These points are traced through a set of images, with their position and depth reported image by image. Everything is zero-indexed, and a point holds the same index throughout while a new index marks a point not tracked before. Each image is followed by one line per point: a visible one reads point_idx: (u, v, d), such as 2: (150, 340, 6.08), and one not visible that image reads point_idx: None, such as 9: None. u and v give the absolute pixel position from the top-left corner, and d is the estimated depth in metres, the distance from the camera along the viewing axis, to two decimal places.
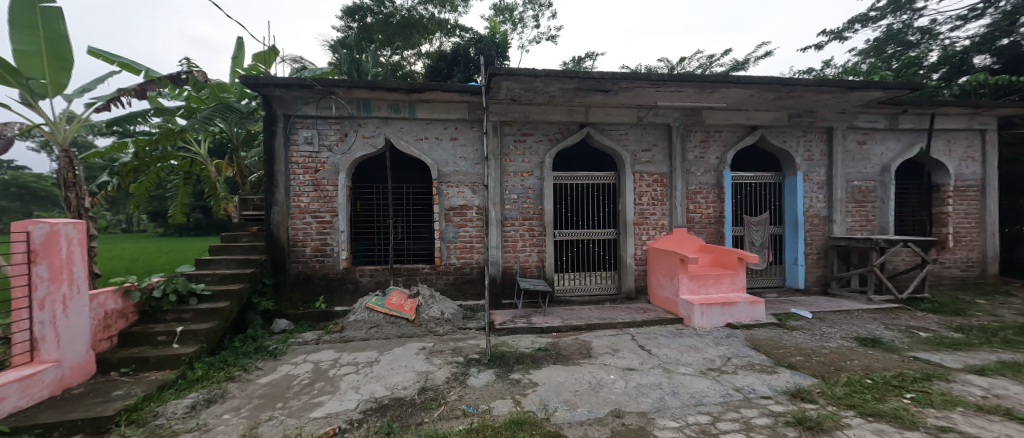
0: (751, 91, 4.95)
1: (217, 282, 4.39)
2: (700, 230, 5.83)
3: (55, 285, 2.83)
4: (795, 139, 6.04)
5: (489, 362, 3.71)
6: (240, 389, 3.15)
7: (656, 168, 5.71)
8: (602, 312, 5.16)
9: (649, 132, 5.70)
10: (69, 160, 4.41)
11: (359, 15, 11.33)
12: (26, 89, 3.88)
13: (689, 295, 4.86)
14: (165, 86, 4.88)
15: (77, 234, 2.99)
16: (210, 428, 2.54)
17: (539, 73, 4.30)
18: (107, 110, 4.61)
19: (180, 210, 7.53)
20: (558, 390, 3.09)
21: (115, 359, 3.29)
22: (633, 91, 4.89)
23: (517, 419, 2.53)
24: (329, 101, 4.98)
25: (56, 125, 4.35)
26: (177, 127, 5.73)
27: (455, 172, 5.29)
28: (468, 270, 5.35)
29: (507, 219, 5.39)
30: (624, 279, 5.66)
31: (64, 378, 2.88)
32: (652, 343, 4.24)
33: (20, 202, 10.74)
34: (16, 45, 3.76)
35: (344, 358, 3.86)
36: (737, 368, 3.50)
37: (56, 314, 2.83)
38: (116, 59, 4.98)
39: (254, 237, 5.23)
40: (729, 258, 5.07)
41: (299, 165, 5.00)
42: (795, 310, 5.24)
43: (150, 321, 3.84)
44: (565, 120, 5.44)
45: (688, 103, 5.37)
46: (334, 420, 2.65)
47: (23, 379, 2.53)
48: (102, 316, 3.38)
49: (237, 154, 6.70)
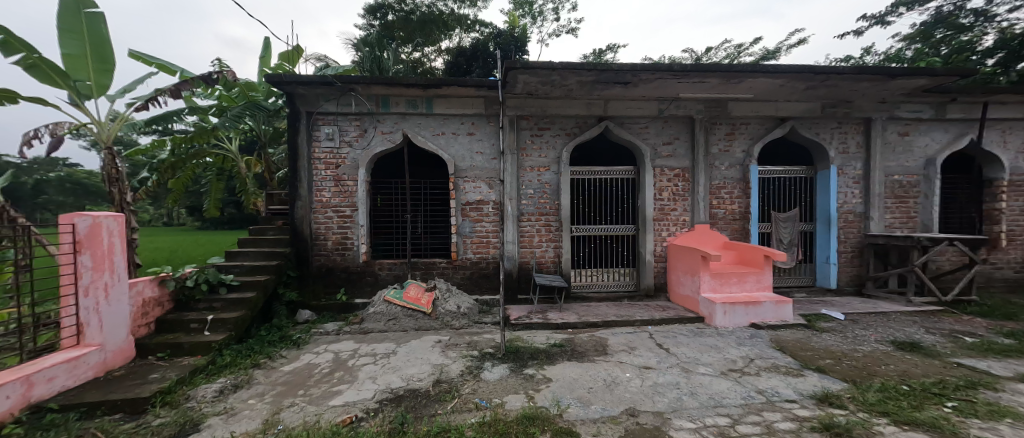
0: (780, 80, 4.69)
1: (245, 273, 4.57)
2: (724, 227, 5.62)
3: (98, 273, 3.06)
4: (829, 131, 5.69)
5: (504, 357, 3.74)
6: (265, 376, 3.33)
7: (678, 162, 5.53)
8: (619, 309, 5.07)
9: (670, 125, 5.52)
10: (112, 157, 4.71)
11: (381, 13, 11.42)
12: (74, 90, 4.15)
13: (711, 294, 4.70)
14: (197, 86, 5.11)
15: (117, 227, 3.19)
16: (235, 413, 2.72)
17: (556, 66, 4.23)
18: (146, 110, 4.88)
19: (214, 205, 7.85)
20: (571, 387, 3.07)
21: (152, 345, 3.51)
22: (654, 83, 4.73)
23: (529, 414, 2.55)
24: (349, 98, 5.07)
25: (102, 124, 4.63)
26: (209, 125, 5.97)
27: (472, 167, 5.29)
28: (484, 264, 5.36)
29: (523, 214, 5.35)
30: (643, 276, 5.53)
31: (106, 361, 3.13)
32: (671, 342, 4.14)
33: (74, 197, 11.46)
34: (63, 49, 4.01)
35: (363, 348, 3.97)
36: (760, 370, 3.37)
37: (99, 300, 3.07)
38: (153, 61, 5.22)
39: (279, 230, 5.34)
40: (754, 255, 4.86)
41: (321, 161, 5.13)
42: (825, 311, 4.98)
43: (183, 309, 4.04)
44: (584, 114, 5.33)
45: (712, 94, 5.13)
46: (351, 408, 2.76)
47: (70, 360, 2.81)
48: (141, 303, 3.61)
49: (265, 150, 6.90)
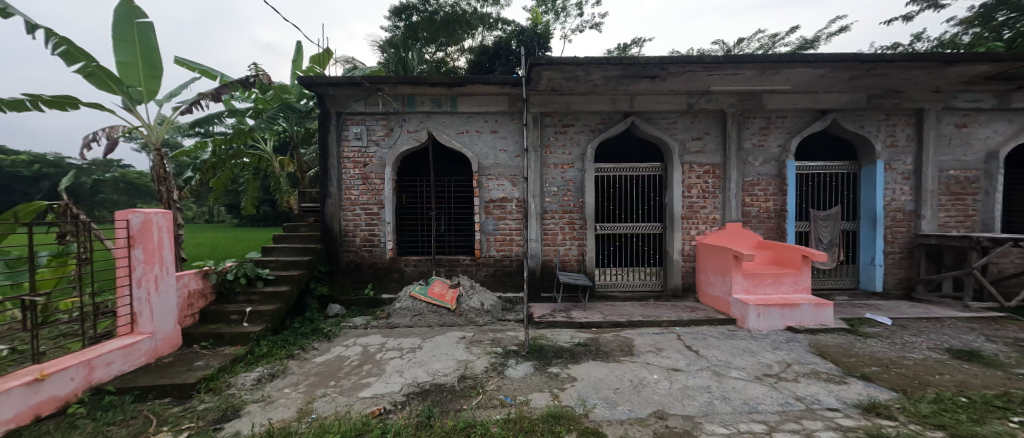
0: (821, 70, 4.42)
1: (280, 267, 4.77)
2: (758, 225, 5.37)
3: (149, 266, 3.29)
4: (876, 123, 5.32)
5: (528, 354, 3.73)
6: (299, 366, 3.47)
7: (708, 158, 5.32)
8: (646, 309, 4.95)
9: (700, 120, 5.31)
10: (160, 158, 5.04)
11: (405, 14, 11.65)
12: (127, 96, 4.47)
13: (744, 295, 4.51)
14: (236, 90, 5.37)
15: (166, 223, 3.43)
16: (273, 400, 2.85)
17: (581, 61, 4.16)
18: (190, 113, 5.18)
19: (250, 202, 8.22)
20: (597, 387, 3.02)
21: (197, 334, 3.74)
22: (684, 76, 4.56)
23: (555, 413, 2.53)
24: (376, 98, 5.19)
25: (151, 127, 4.94)
26: (246, 127, 6.25)
27: (496, 165, 5.30)
28: (508, 262, 5.36)
29: (546, 212, 5.31)
30: (671, 276, 5.37)
31: (156, 348, 3.38)
32: (700, 344, 4.00)
33: (127, 196, 12.30)
34: (118, 57, 4.30)
35: (390, 343, 4.07)
36: (798, 376, 3.20)
37: (150, 291, 3.31)
38: (197, 67, 5.53)
39: (311, 227, 5.55)
40: (792, 255, 4.62)
41: (350, 159, 5.28)
42: (871, 315, 4.66)
43: (225, 301, 4.27)
44: (609, 110, 5.22)
45: (747, 86, 4.90)
46: (380, 400, 2.83)
47: (126, 347, 3.06)
48: (187, 295, 3.84)
49: (297, 151, 7.16)
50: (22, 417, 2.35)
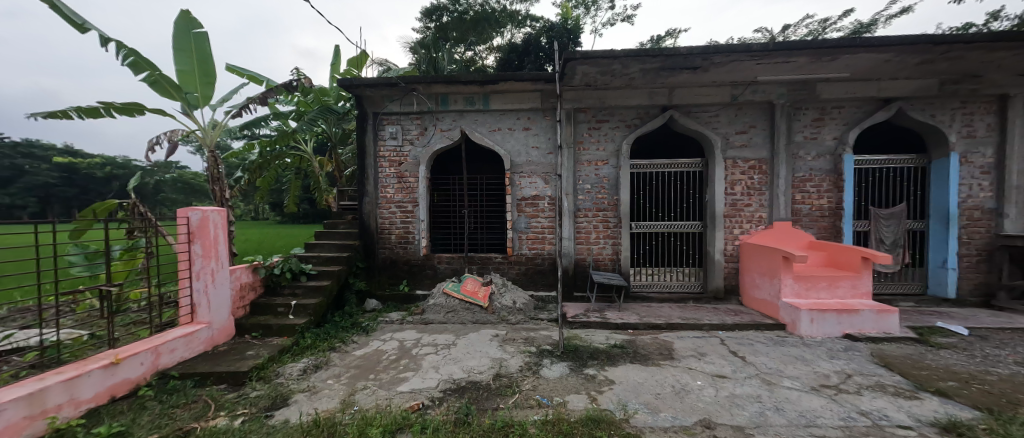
0: (885, 55, 4.04)
1: (322, 263, 4.97)
2: (809, 225, 5.00)
3: (206, 261, 3.52)
4: (949, 111, 4.80)
5: (562, 355, 3.66)
6: (340, 358, 3.59)
7: (754, 153, 5.01)
8: (685, 311, 4.74)
9: (745, 112, 5.01)
10: (214, 159, 5.40)
11: (436, 15, 11.85)
12: (186, 102, 4.76)
13: (794, 299, 4.21)
14: (280, 93, 5.63)
15: (221, 219, 3.63)
16: (317, 391, 2.96)
17: (617, 54, 4.03)
18: (240, 117, 5.49)
19: (293, 200, 8.63)
20: (637, 391, 2.91)
21: (248, 325, 3.95)
22: (728, 66, 4.31)
23: (594, 416, 2.45)
24: (411, 98, 5.28)
25: (206, 130, 5.28)
26: (289, 128, 6.55)
27: (528, 163, 5.25)
28: (540, 260, 5.30)
29: (579, 210, 5.20)
30: (711, 277, 5.12)
31: (213, 337, 3.60)
32: (747, 349, 3.77)
33: (185, 195, 13.36)
34: (178, 66, 4.63)
35: (425, 338, 4.12)
36: (861, 388, 2.93)
37: (207, 283, 3.55)
38: (245, 73, 5.85)
39: (349, 224, 5.74)
40: (850, 257, 4.27)
41: (386, 159, 5.41)
42: (942, 323, 4.22)
43: (272, 294, 4.50)
44: (646, 104, 5.03)
45: (798, 75, 4.56)
46: (418, 395, 2.87)
47: (187, 335, 3.29)
48: (239, 287, 4.07)
49: (335, 151, 7.43)
50: (101, 397, 2.57)
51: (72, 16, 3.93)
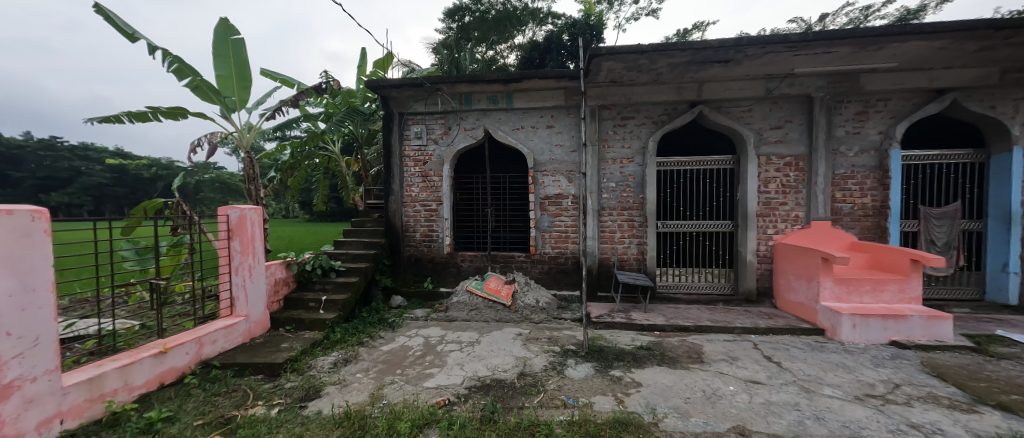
0: (939, 42, 3.75)
1: (350, 260, 5.11)
2: (851, 224, 4.73)
3: (244, 256, 3.70)
4: (1012, 102, 4.41)
5: (587, 355, 3.62)
6: (368, 353, 3.68)
7: (790, 149, 4.78)
8: (715, 314, 4.58)
9: (780, 106, 4.78)
10: (250, 160, 5.65)
11: (458, 16, 11.98)
12: (224, 105, 4.99)
13: (834, 302, 3.99)
14: (311, 96, 5.83)
15: (257, 217, 3.83)
16: (348, 384, 3.04)
17: (645, 49, 3.93)
18: (273, 119, 5.72)
19: (321, 199, 8.93)
20: (666, 395, 2.83)
21: (282, 318, 4.11)
22: (763, 59, 4.12)
23: (622, 419, 2.40)
24: (435, 98, 5.34)
25: (242, 132, 5.53)
26: (319, 130, 6.77)
27: (551, 161, 5.21)
28: (563, 259, 5.25)
29: (604, 208, 5.13)
30: (743, 278, 4.93)
31: (250, 329, 3.77)
32: (782, 355, 3.61)
33: (222, 194, 14.10)
34: (217, 71, 4.86)
35: (449, 335, 4.17)
36: (910, 399, 2.75)
37: (245, 278, 3.72)
38: (278, 76, 6.09)
39: (376, 223, 5.88)
40: (897, 259, 4.01)
41: (411, 158, 5.50)
42: (1003, 332, 3.90)
43: (304, 289, 4.66)
44: (673, 100, 4.90)
45: (839, 66, 4.31)
46: (444, 392, 2.90)
47: (227, 327, 3.45)
48: (273, 282, 4.25)
49: (361, 151, 7.62)
50: (151, 384, 2.74)
51: (123, 27, 4.20)
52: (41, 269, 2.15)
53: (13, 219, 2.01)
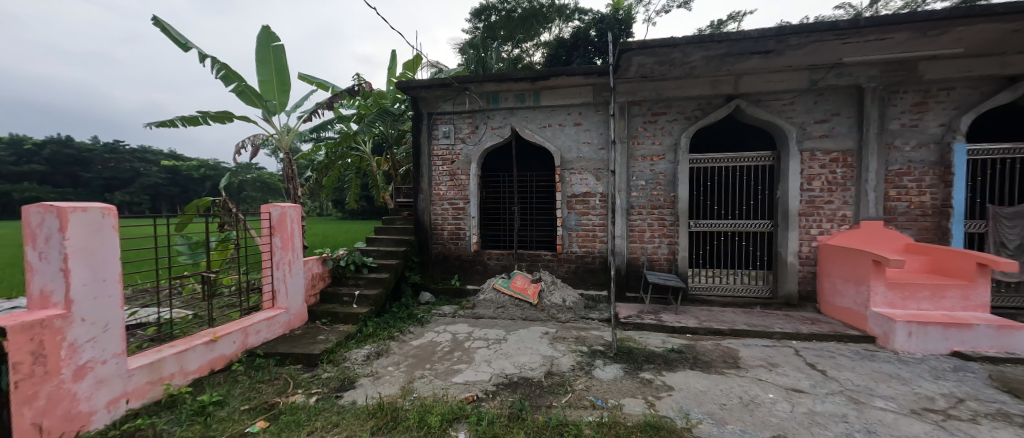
0: (1013, 24, 3.39)
1: (381, 256, 5.27)
2: (906, 225, 4.39)
3: (285, 252, 3.89)
4: None
5: (615, 356, 3.55)
6: (399, 347, 3.79)
7: (836, 144, 4.49)
8: (752, 318, 4.38)
9: (826, 98, 4.49)
10: (289, 160, 5.95)
11: (485, 15, 12.09)
12: (266, 109, 5.28)
13: (886, 308, 3.71)
14: (344, 98, 6.05)
15: (296, 214, 4.01)
16: (380, 377, 3.14)
17: (678, 42, 3.80)
18: (310, 121, 5.98)
19: (353, 198, 9.27)
20: (699, 400, 2.74)
21: (319, 312, 4.30)
22: (807, 48, 3.88)
23: (654, 423, 2.35)
24: (463, 97, 5.41)
25: (282, 134, 5.82)
26: (351, 131, 7.01)
27: (579, 159, 5.15)
28: (590, 259, 5.18)
29: (633, 207, 5.01)
30: (783, 281, 4.68)
31: (290, 321, 3.97)
32: (827, 363, 3.40)
33: (263, 193, 14.97)
34: (260, 77, 5.15)
35: (477, 332, 4.22)
36: (976, 415, 2.51)
37: (285, 272, 3.92)
38: (314, 80, 6.35)
39: (405, 220, 6.03)
40: (961, 262, 3.67)
41: (439, 157, 5.60)
42: None
43: (338, 284, 4.85)
44: (708, 94, 4.71)
45: (894, 54, 3.99)
46: (472, 387, 2.94)
47: (270, 319, 3.65)
48: (310, 277, 4.45)
49: (391, 151, 7.84)
50: (204, 369, 2.95)
51: (178, 38, 4.52)
52: (110, 261, 2.34)
53: (87, 215, 2.21)
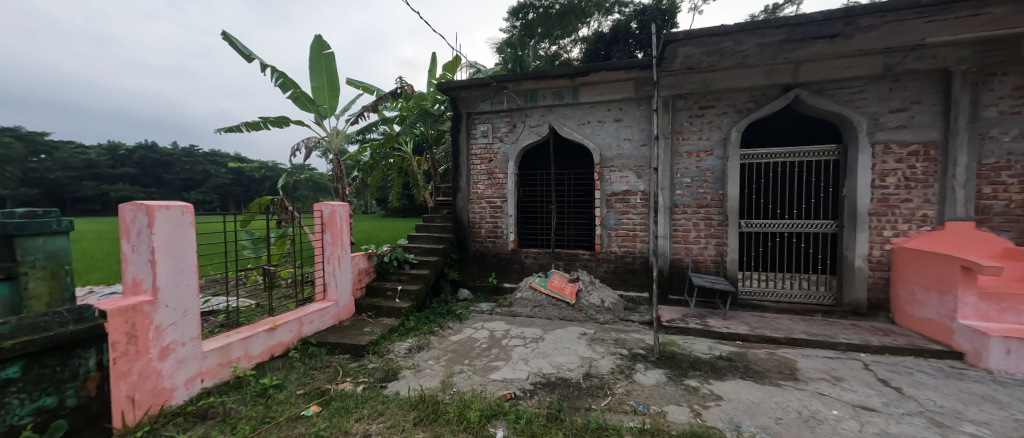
0: None
1: (422, 253, 5.44)
2: (1005, 226, 3.82)
3: (335, 248, 4.13)
4: None
5: (658, 361, 3.42)
6: (439, 342, 3.90)
7: (916, 135, 4.01)
8: (811, 326, 4.03)
9: (904, 85, 4.02)
10: (337, 161, 6.31)
11: (522, 14, 12.08)
12: (318, 113, 5.63)
13: (979, 321, 3.26)
14: (388, 101, 6.32)
15: (344, 212, 4.24)
16: (421, 370, 3.24)
17: (729, 29, 3.57)
18: (356, 124, 6.30)
19: (395, 196, 9.67)
20: (751, 412, 2.56)
21: (365, 305, 4.53)
22: (880, 30, 3.50)
23: (701, 433, 2.23)
24: (502, 96, 5.45)
25: (331, 137, 6.18)
26: (394, 132, 7.30)
27: (619, 156, 5.01)
28: (630, 259, 5.03)
29: (677, 206, 4.80)
30: (850, 287, 4.27)
31: (339, 313, 4.22)
32: (903, 379, 3.05)
33: (314, 192, 16.05)
34: (312, 83, 5.49)
35: (514, 330, 4.24)
36: None
37: (335, 267, 4.17)
38: (360, 84, 6.68)
39: (444, 219, 6.19)
40: None
41: (477, 156, 5.69)
42: None
43: (382, 279, 5.07)
44: (763, 84, 4.38)
45: (992, 31, 3.48)
46: (510, 385, 2.96)
47: (321, 310, 3.90)
48: (358, 272, 4.69)
49: (431, 151, 8.07)
50: (265, 354, 3.20)
51: (242, 50, 4.93)
52: (188, 254, 2.60)
53: (170, 213, 2.46)
